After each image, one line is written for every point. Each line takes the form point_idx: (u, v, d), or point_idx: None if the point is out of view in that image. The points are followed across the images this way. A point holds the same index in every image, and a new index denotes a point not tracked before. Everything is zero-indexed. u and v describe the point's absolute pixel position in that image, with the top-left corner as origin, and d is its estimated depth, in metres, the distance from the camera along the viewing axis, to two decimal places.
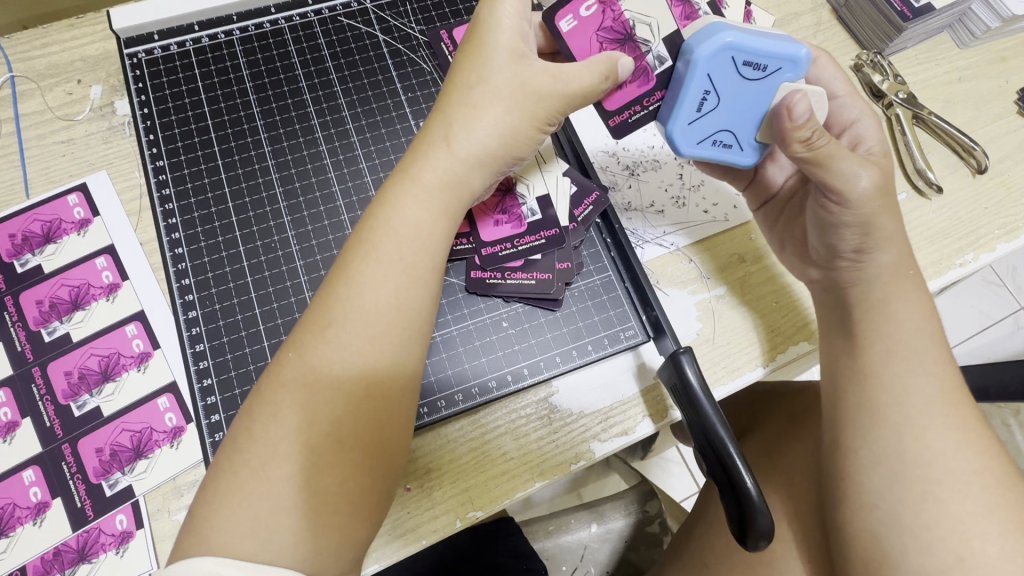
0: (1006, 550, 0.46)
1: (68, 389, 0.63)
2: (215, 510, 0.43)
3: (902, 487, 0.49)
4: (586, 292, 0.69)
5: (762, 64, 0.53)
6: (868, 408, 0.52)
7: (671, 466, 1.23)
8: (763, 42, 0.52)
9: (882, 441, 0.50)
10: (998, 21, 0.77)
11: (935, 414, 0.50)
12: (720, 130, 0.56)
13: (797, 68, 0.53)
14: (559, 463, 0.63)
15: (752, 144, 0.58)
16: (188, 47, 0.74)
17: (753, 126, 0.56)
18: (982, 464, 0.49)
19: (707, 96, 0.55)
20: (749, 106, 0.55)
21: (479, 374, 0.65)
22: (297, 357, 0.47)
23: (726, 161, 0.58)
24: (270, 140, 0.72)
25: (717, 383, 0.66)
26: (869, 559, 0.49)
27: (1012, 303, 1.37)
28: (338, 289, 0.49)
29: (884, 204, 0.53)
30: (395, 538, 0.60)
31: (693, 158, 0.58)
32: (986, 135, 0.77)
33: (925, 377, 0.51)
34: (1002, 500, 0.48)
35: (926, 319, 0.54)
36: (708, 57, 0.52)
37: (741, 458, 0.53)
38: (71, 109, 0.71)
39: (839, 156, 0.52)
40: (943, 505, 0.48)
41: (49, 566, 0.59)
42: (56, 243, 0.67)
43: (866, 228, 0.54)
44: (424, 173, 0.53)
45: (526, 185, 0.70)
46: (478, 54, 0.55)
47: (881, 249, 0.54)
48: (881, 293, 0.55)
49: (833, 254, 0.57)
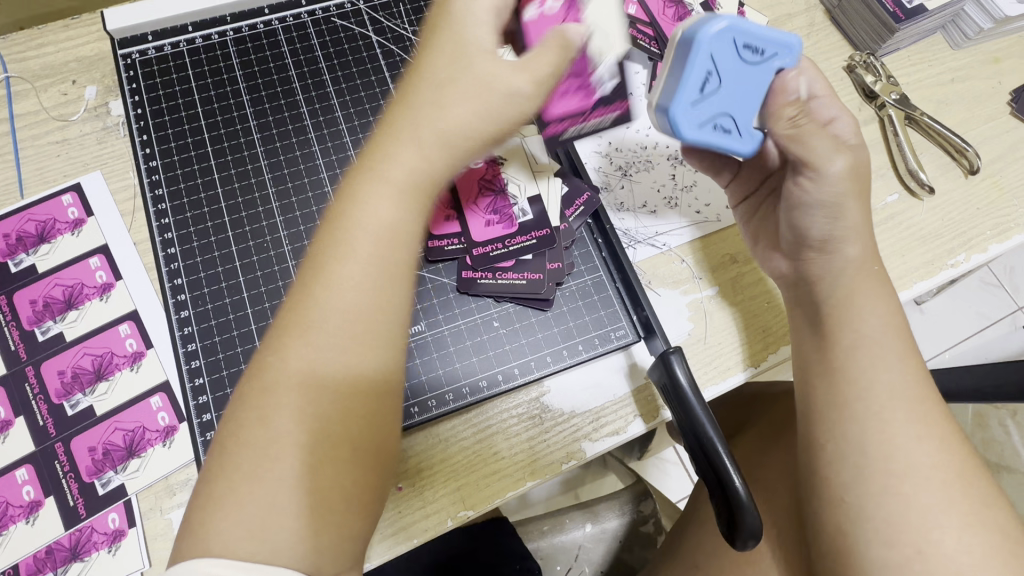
0: (963, 542, 0.46)
1: (62, 388, 0.63)
2: (204, 508, 0.44)
3: (863, 483, 0.49)
4: (578, 292, 0.69)
5: (759, 49, 0.51)
6: (834, 405, 0.52)
7: (668, 467, 1.24)
8: (761, 26, 0.50)
9: (846, 437, 0.51)
10: (990, 22, 0.77)
11: (897, 407, 0.50)
12: (722, 115, 0.51)
13: (791, 54, 0.52)
14: (550, 462, 0.63)
15: (751, 133, 0.53)
16: (183, 47, 0.74)
17: (750, 114, 0.53)
18: (942, 457, 0.49)
19: (711, 76, 0.50)
20: (750, 90, 0.52)
21: (470, 374, 0.65)
22: (280, 361, 0.46)
23: (726, 151, 0.53)
24: (263, 140, 0.72)
25: (708, 383, 0.67)
26: (838, 554, 0.49)
27: (1009, 304, 1.37)
28: (315, 290, 0.47)
29: (853, 186, 0.54)
30: (386, 537, 0.60)
31: (694, 143, 0.51)
32: (979, 136, 0.77)
33: (897, 374, 0.51)
34: (962, 495, 0.48)
35: (886, 315, 0.54)
36: (713, 34, 0.49)
37: (729, 458, 0.53)
38: (66, 109, 0.71)
39: (819, 135, 0.53)
40: (902, 499, 0.48)
41: (42, 564, 0.59)
42: (50, 243, 0.67)
43: (836, 210, 0.54)
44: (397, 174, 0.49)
45: (518, 187, 0.70)
46: (443, 49, 0.51)
47: (848, 241, 0.55)
48: (846, 287, 0.55)
49: (801, 244, 0.58)
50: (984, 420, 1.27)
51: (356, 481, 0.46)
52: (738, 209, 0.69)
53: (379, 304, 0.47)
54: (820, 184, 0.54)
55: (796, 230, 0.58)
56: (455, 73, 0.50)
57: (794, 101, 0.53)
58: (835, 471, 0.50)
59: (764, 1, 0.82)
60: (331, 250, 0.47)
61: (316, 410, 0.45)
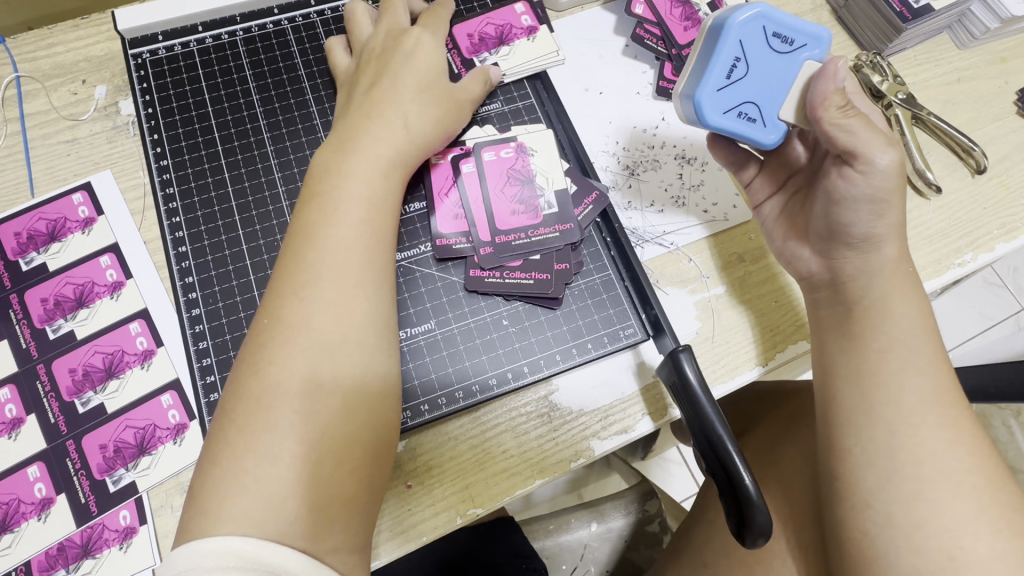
0: (996, 549, 0.46)
1: (73, 386, 0.64)
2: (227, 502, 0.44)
3: (894, 488, 0.49)
4: (586, 291, 0.69)
5: (789, 37, 0.56)
6: (860, 409, 0.52)
7: (672, 467, 1.24)
8: (791, 17, 0.55)
9: (874, 439, 0.51)
10: (997, 22, 0.77)
11: (930, 412, 0.51)
12: (745, 102, 0.56)
13: (820, 45, 0.56)
14: (560, 460, 0.63)
15: (775, 121, 0.57)
16: (193, 47, 0.75)
17: (777, 103, 0.57)
18: (973, 463, 0.49)
19: (738, 63, 0.55)
20: (776, 79, 0.56)
21: (479, 373, 0.66)
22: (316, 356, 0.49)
23: (748, 138, 0.57)
24: (273, 140, 0.72)
25: (716, 381, 0.67)
26: (861, 558, 0.49)
27: (1012, 304, 1.38)
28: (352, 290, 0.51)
29: (899, 183, 0.54)
30: (395, 535, 0.60)
31: (717, 129, 0.57)
32: (986, 136, 0.77)
33: (917, 379, 0.52)
34: (994, 500, 0.48)
35: (920, 316, 0.55)
36: (742, 23, 0.54)
37: (740, 455, 0.53)
38: (77, 108, 0.72)
39: (866, 130, 0.53)
40: (934, 504, 0.48)
41: (54, 561, 0.59)
42: (61, 241, 0.68)
43: (882, 206, 0.54)
44: (385, 159, 0.58)
45: (544, 178, 0.71)
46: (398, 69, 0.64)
47: (887, 241, 0.56)
48: (881, 286, 0.55)
49: (837, 240, 0.57)
50: (988, 420, 1.27)
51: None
52: (770, 200, 0.68)
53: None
54: (870, 177, 0.53)
55: (834, 224, 0.57)
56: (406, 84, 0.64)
57: (841, 89, 0.53)
58: (858, 476, 0.51)
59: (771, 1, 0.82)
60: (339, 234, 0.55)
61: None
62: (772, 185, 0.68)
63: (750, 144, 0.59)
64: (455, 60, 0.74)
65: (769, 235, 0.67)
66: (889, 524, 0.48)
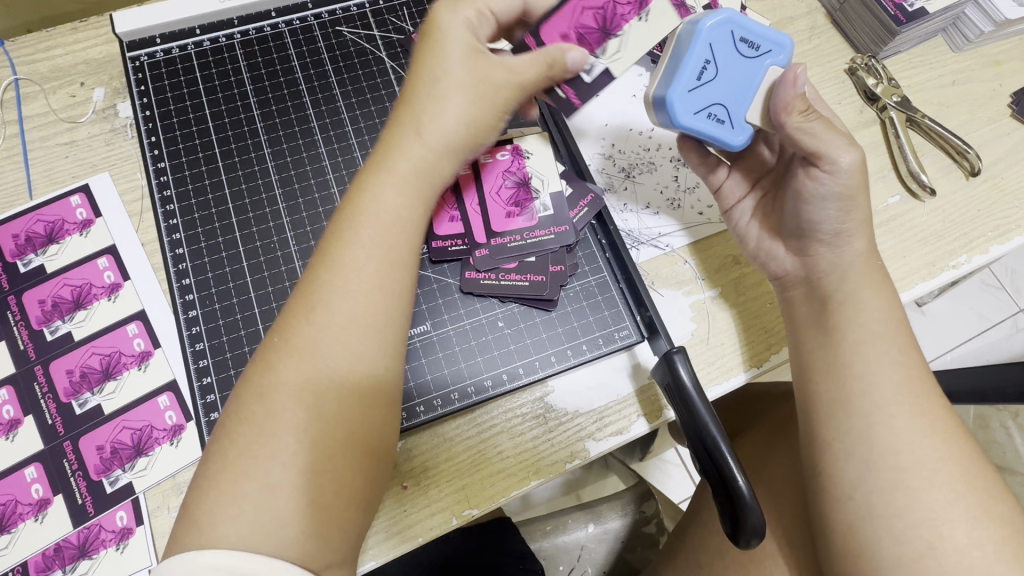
0: (975, 537, 0.47)
1: (70, 387, 0.64)
2: (221, 497, 0.45)
3: (874, 477, 0.49)
4: (581, 293, 0.69)
5: (755, 44, 0.56)
6: (839, 401, 0.53)
7: (670, 468, 1.24)
8: (758, 24, 0.56)
9: (854, 431, 0.51)
10: (991, 25, 0.77)
11: (906, 402, 0.51)
12: (715, 103, 0.56)
13: (784, 52, 0.56)
14: (554, 462, 0.64)
15: (743, 124, 0.57)
16: (190, 50, 0.75)
17: (744, 106, 0.57)
18: (951, 452, 0.50)
19: (708, 66, 0.55)
20: (745, 82, 0.56)
21: (475, 374, 0.66)
22: (294, 353, 0.49)
23: (718, 140, 0.57)
24: (270, 142, 0.72)
25: (711, 383, 0.67)
26: (847, 551, 0.49)
27: (1010, 305, 1.38)
28: (330, 286, 0.51)
29: (863, 180, 0.55)
30: (390, 536, 0.60)
31: (687, 129, 0.56)
32: (980, 138, 0.78)
33: (896, 370, 0.52)
34: (974, 488, 0.49)
35: (895, 310, 0.55)
36: (712, 27, 0.55)
37: (732, 456, 0.53)
38: (74, 111, 0.72)
39: (829, 130, 0.54)
40: (916, 495, 0.48)
41: (50, 562, 0.60)
42: (58, 243, 0.68)
43: (849, 202, 0.55)
44: (399, 162, 0.55)
45: (540, 181, 0.71)
46: (436, 47, 0.57)
47: (855, 235, 0.57)
48: (868, 281, 0.56)
49: (808, 237, 0.59)
50: (986, 421, 1.27)
51: (349, 476, 0.48)
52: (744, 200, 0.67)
53: (385, 296, 0.52)
54: (835, 175, 0.54)
55: (804, 222, 0.58)
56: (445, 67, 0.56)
57: (803, 95, 0.54)
58: (842, 468, 0.51)
59: (765, 4, 0.82)
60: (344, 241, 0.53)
61: (330, 404, 0.48)
62: (746, 185, 0.68)
63: (720, 146, 0.58)
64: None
65: (749, 234, 0.66)
66: (873, 517, 0.49)
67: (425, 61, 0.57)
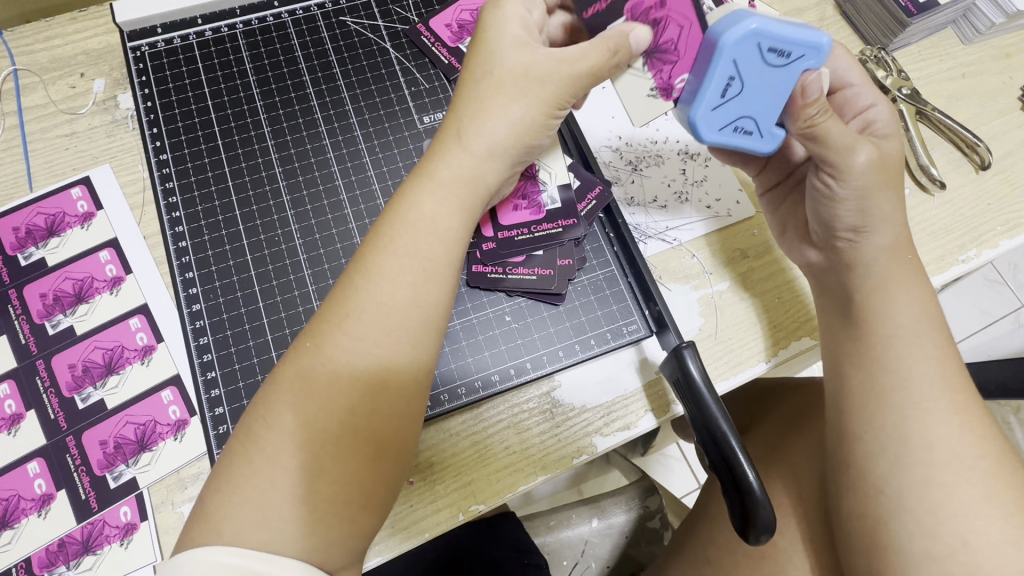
0: (1008, 532, 0.46)
1: (73, 381, 0.63)
2: (236, 497, 0.44)
3: (901, 476, 0.49)
4: (590, 287, 0.69)
5: (786, 51, 0.51)
6: (873, 394, 0.52)
7: (672, 463, 1.24)
8: (789, 28, 0.50)
9: (889, 426, 0.51)
10: (1002, 17, 0.76)
11: (939, 398, 0.50)
12: (742, 117, 0.55)
13: (820, 55, 0.52)
14: (562, 457, 0.63)
15: (774, 132, 0.56)
16: (192, 40, 0.74)
17: (775, 114, 0.55)
18: (985, 447, 0.49)
19: (732, 82, 0.53)
20: (774, 93, 0.53)
21: (482, 368, 0.65)
22: (313, 346, 0.48)
23: (746, 149, 0.57)
24: (274, 133, 0.72)
25: (720, 377, 0.67)
26: (872, 548, 0.49)
27: (1014, 301, 1.37)
28: (356, 281, 0.50)
29: (880, 180, 0.54)
30: (398, 531, 0.60)
31: (713, 144, 0.56)
32: (989, 132, 0.77)
33: (939, 362, 0.52)
34: (1005, 486, 0.48)
35: (910, 306, 0.54)
36: (735, 43, 0.51)
37: (742, 450, 0.53)
38: (74, 102, 0.71)
39: (838, 132, 0.53)
40: (945, 489, 0.48)
41: (55, 557, 0.59)
42: (60, 236, 0.67)
43: (863, 203, 0.54)
44: (440, 169, 0.54)
45: (547, 172, 0.70)
46: (489, 46, 0.56)
47: (877, 230, 0.55)
48: (886, 275, 0.55)
49: (829, 230, 0.58)
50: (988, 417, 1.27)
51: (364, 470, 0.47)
52: (762, 198, 0.69)
53: (413, 297, 0.50)
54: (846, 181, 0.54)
55: (823, 220, 0.58)
56: (490, 68, 0.56)
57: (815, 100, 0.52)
58: (872, 462, 0.50)
59: None
60: (374, 244, 0.51)
61: (326, 402, 0.46)
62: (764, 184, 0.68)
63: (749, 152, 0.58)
64: (442, 52, 0.75)
65: (770, 226, 0.69)
66: (903, 512, 0.48)
67: (470, 61, 0.57)
